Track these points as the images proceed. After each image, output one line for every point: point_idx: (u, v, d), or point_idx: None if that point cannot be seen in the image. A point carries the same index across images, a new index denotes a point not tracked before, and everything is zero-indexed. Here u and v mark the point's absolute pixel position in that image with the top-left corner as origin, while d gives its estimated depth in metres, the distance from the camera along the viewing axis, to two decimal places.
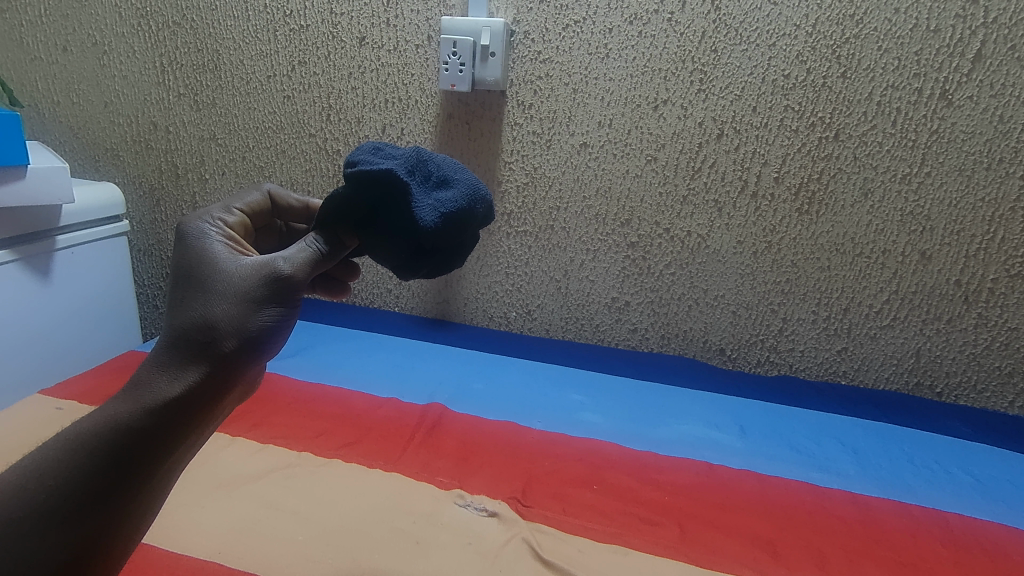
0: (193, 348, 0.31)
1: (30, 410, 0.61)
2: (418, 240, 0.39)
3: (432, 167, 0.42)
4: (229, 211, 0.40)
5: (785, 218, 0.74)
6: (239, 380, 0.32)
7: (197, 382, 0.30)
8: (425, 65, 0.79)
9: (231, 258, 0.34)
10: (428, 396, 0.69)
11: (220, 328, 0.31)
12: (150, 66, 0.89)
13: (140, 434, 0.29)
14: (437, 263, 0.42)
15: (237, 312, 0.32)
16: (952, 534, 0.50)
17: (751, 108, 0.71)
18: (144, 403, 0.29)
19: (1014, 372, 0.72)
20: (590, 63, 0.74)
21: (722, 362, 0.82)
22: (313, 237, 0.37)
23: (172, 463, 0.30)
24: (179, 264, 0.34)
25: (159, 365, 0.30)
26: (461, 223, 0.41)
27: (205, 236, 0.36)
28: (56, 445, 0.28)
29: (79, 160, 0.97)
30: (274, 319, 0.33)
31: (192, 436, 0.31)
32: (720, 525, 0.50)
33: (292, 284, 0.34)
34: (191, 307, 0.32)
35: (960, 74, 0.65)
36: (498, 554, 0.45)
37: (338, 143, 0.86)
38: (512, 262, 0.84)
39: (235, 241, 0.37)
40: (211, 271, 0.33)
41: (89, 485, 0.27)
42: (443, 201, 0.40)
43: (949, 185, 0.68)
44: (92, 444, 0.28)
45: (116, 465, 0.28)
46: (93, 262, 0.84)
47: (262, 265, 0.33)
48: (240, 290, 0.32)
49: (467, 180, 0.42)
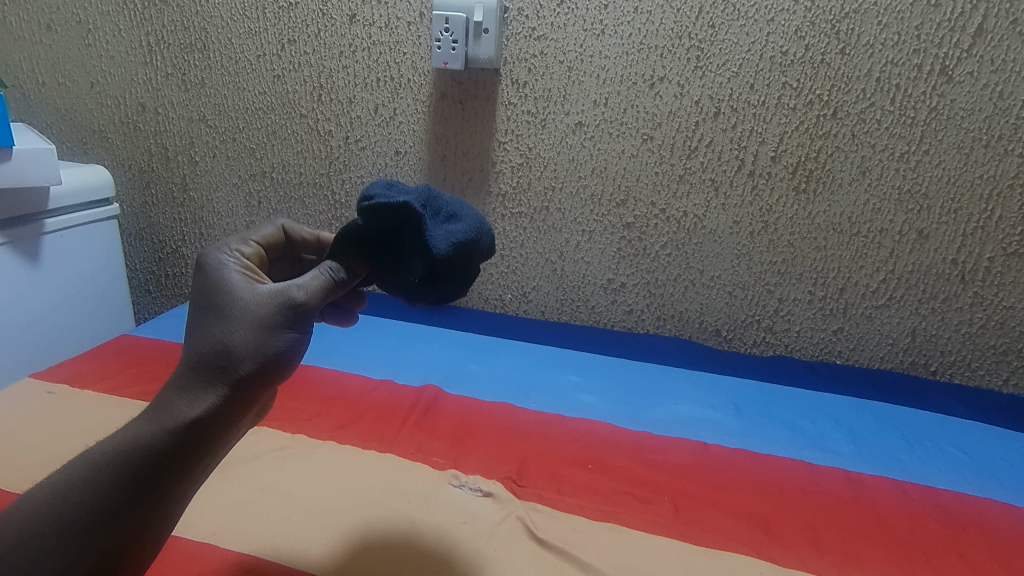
0: (214, 369, 0.34)
1: (21, 395, 0.60)
2: (429, 266, 0.39)
3: (441, 202, 0.42)
4: (247, 244, 0.43)
5: (782, 197, 0.73)
6: (254, 400, 0.36)
7: (217, 402, 0.34)
8: (417, 44, 0.77)
9: (247, 287, 0.37)
10: (423, 378, 0.69)
11: (238, 353, 0.34)
12: (137, 46, 0.87)
13: (167, 451, 0.32)
14: (443, 291, 0.42)
15: (254, 338, 0.35)
16: (945, 511, 0.51)
17: (748, 85, 0.70)
18: (166, 425, 0.32)
19: (1009, 350, 0.73)
20: (586, 40, 0.73)
21: (718, 343, 0.82)
22: (328, 264, 0.40)
23: (190, 479, 0.33)
24: (201, 292, 0.37)
25: (181, 388, 0.34)
26: (469, 254, 0.41)
27: (223, 266, 0.38)
28: (84, 463, 0.31)
29: (67, 143, 0.95)
30: (287, 343, 0.36)
31: (210, 454, 0.34)
32: (715, 503, 0.50)
33: (304, 311, 0.37)
34: (211, 332, 0.35)
35: (961, 49, 0.64)
36: (490, 534, 0.45)
37: (329, 124, 0.84)
38: (507, 243, 0.84)
39: (251, 270, 0.40)
40: (229, 300, 0.36)
41: (120, 494, 0.31)
42: (454, 232, 0.40)
43: (948, 162, 0.67)
44: (115, 462, 0.31)
45: (139, 485, 0.31)
46: (83, 245, 0.83)
47: (277, 294, 0.36)
48: (257, 317, 0.35)
49: (473, 217, 0.43)
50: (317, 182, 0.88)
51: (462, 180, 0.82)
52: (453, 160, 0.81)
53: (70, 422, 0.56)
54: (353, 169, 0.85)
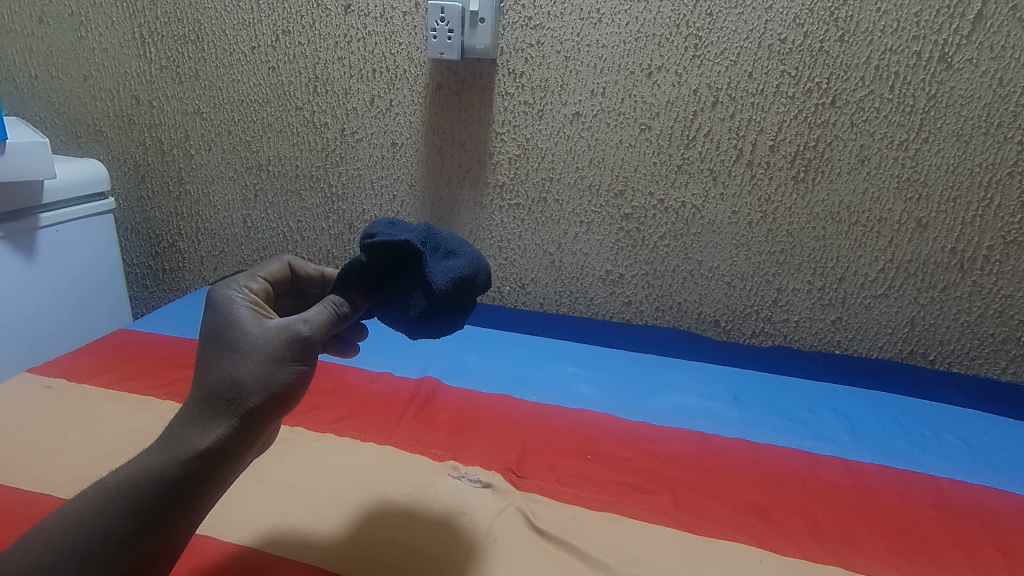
0: (222, 402, 0.36)
1: (19, 390, 0.60)
2: (429, 301, 0.41)
3: (441, 239, 0.45)
4: (256, 279, 0.44)
5: (781, 187, 0.73)
6: (259, 432, 0.37)
7: (224, 434, 0.35)
8: (413, 33, 0.77)
9: (255, 323, 0.39)
10: (422, 370, 0.69)
11: (245, 387, 0.36)
12: (130, 38, 0.87)
13: (182, 479, 0.34)
14: (441, 325, 0.44)
15: (260, 373, 0.37)
16: (943, 498, 0.51)
17: (747, 74, 0.69)
18: (177, 455, 0.34)
19: (1007, 339, 0.73)
20: (583, 29, 0.72)
21: (717, 334, 0.82)
22: (332, 298, 0.41)
23: (199, 504, 0.35)
24: (210, 328, 0.39)
25: (191, 421, 0.36)
26: (467, 288, 0.44)
27: (231, 303, 0.40)
28: (98, 493, 0.33)
29: (61, 137, 0.94)
30: (292, 376, 0.38)
31: (219, 481, 0.36)
32: (714, 493, 0.50)
33: (309, 344, 0.38)
34: (220, 366, 0.37)
35: (960, 36, 0.63)
36: (489, 525, 0.45)
37: (325, 116, 0.84)
38: (505, 236, 0.83)
39: (259, 305, 0.41)
40: (238, 336, 0.38)
41: (135, 520, 0.32)
42: (453, 268, 0.42)
43: (947, 151, 0.67)
44: (129, 491, 0.33)
45: (151, 512, 0.33)
46: (79, 239, 0.83)
47: (283, 328, 0.38)
48: (264, 352, 0.37)
49: (470, 253, 0.45)
50: (313, 175, 0.87)
51: (459, 171, 0.82)
52: (450, 151, 0.81)
53: (68, 416, 0.56)
54: (349, 161, 0.85)
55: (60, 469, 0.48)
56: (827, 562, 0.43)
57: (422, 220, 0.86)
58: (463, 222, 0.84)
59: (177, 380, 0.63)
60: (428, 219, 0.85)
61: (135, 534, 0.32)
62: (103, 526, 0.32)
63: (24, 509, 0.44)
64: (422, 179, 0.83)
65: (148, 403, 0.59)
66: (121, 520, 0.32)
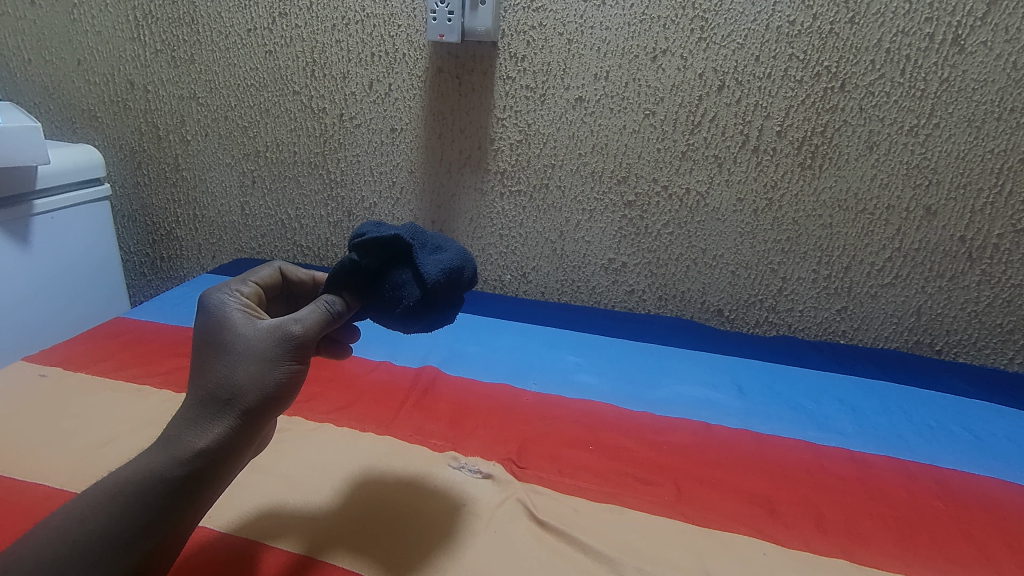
0: (219, 404, 0.35)
1: (15, 378, 0.59)
2: (422, 293, 0.41)
3: (427, 235, 0.44)
4: (245, 284, 0.43)
5: (787, 173, 0.71)
6: (257, 433, 0.37)
7: (224, 434, 0.34)
8: (412, 16, 0.75)
9: (248, 324, 0.38)
10: (421, 359, 0.68)
11: (242, 386, 0.35)
12: (124, 21, 0.85)
13: (184, 477, 0.33)
14: (432, 320, 0.43)
15: (256, 371, 0.36)
16: (949, 489, 0.50)
17: (754, 58, 0.68)
18: (178, 455, 0.33)
19: (1015, 329, 0.72)
20: (586, 11, 0.70)
21: (721, 323, 0.81)
22: (326, 297, 0.40)
23: (196, 506, 0.34)
24: (202, 330, 0.38)
25: (189, 423, 0.35)
26: (456, 283, 0.43)
27: (223, 306, 0.39)
28: (98, 493, 0.32)
29: (56, 122, 0.93)
30: (287, 375, 0.37)
31: (216, 481, 0.35)
32: (718, 484, 0.50)
33: (304, 343, 0.38)
34: (214, 367, 0.36)
35: (974, 18, 0.62)
36: (490, 517, 0.44)
37: (323, 101, 0.82)
38: (506, 223, 0.82)
39: (251, 307, 0.41)
40: (231, 336, 0.37)
41: (136, 520, 0.32)
42: (442, 261, 0.42)
43: (958, 136, 0.66)
44: (130, 490, 0.32)
45: (154, 514, 0.32)
46: (74, 226, 0.82)
47: (276, 327, 0.37)
48: (258, 352, 0.36)
49: (457, 248, 0.45)
50: (312, 161, 0.86)
51: (459, 158, 0.80)
52: (450, 137, 0.80)
53: (64, 405, 0.55)
54: (348, 147, 0.84)
55: (56, 459, 0.48)
56: (832, 554, 0.43)
57: (422, 208, 0.84)
58: (463, 209, 0.83)
59: (174, 368, 0.62)
60: (428, 206, 0.84)
61: (136, 535, 0.31)
62: (104, 522, 0.31)
63: (21, 498, 0.43)
64: (421, 165, 0.82)
65: (147, 392, 0.58)
66: (123, 514, 0.31)
